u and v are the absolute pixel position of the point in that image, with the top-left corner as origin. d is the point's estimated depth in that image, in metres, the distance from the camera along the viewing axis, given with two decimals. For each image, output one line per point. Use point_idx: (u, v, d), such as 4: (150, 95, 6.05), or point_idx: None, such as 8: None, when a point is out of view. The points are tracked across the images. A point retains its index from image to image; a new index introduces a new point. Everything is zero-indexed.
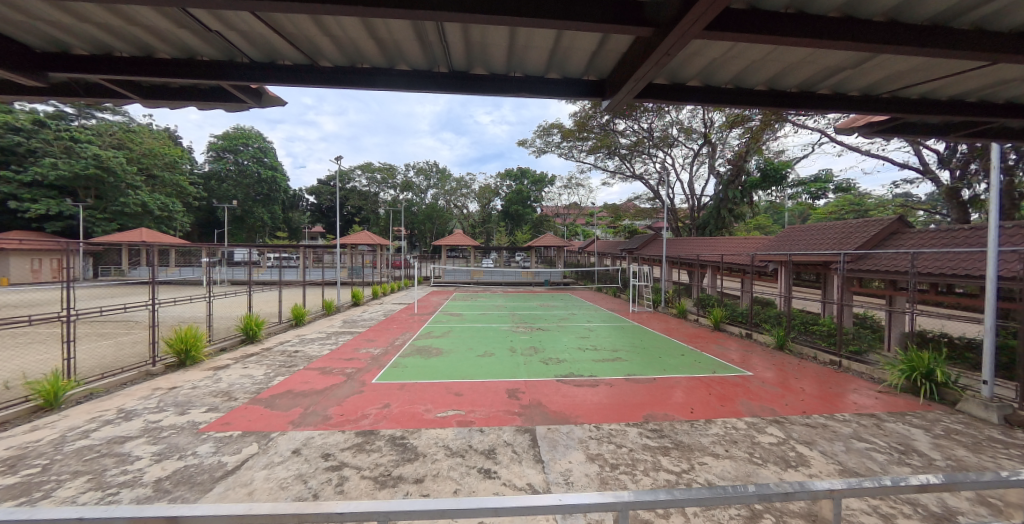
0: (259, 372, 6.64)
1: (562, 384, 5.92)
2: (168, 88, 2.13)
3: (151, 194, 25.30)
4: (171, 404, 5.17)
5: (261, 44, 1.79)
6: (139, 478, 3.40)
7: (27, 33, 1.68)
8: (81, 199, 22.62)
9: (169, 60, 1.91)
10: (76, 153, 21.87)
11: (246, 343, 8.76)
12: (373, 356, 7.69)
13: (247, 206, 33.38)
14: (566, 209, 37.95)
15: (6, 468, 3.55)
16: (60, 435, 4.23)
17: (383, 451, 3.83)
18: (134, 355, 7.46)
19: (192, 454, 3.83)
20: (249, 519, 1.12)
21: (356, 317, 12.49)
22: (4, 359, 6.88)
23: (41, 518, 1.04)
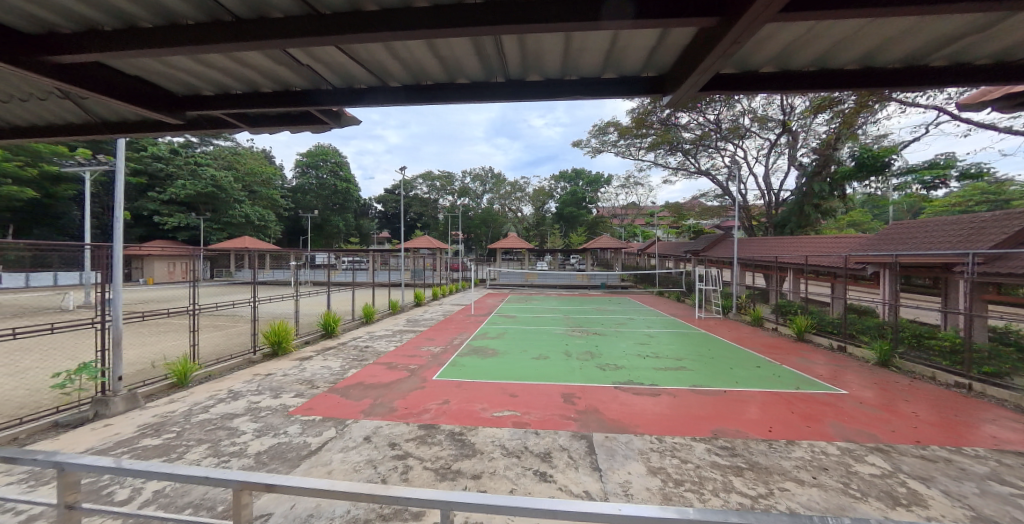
0: (336, 364, 7.33)
1: (620, 391, 5.70)
2: (265, 116, 2.41)
3: (252, 207, 29.26)
4: (268, 388, 5.92)
5: (340, 72, 1.97)
6: (244, 449, 3.92)
7: (170, 81, 2.03)
8: (201, 213, 26.71)
9: (270, 92, 2.18)
10: (199, 175, 25.95)
11: (326, 337, 9.72)
12: (433, 354, 8.07)
13: (326, 215, 37.22)
14: (623, 209, 36.80)
15: (153, 431, 4.34)
16: (188, 408, 5.04)
17: (443, 445, 4.00)
18: (240, 344, 8.66)
19: (283, 432, 4.33)
20: (329, 495, 1.22)
21: (418, 317, 13.27)
22: (149, 343, 8.41)
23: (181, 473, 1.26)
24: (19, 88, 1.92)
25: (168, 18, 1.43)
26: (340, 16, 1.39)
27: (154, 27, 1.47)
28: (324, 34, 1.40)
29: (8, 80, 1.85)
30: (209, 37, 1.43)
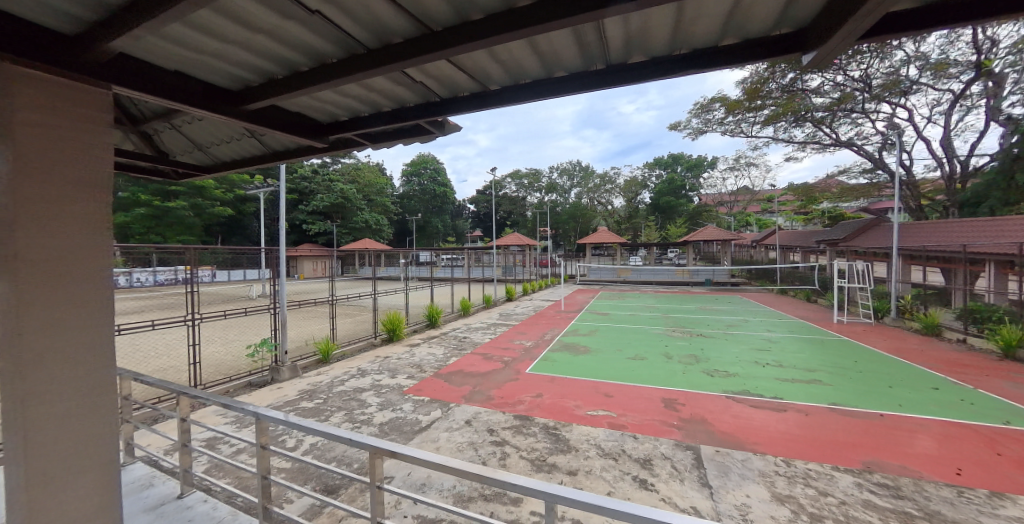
0: (439, 351, 8.08)
1: (732, 401, 5.08)
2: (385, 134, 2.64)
3: (370, 213, 33.85)
4: (387, 368, 6.82)
5: (447, 83, 2.11)
6: (371, 419, 4.59)
7: (318, 114, 2.35)
8: (334, 220, 31.85)
9: (390, 111, 2.40)
10: (332, 189, 30.97)
11: (430, 327, 10.77)
12: (525, 347, 8.29)
13: (427, 217, 41.03)
14: (732, 196, 32.58)
15: (307, 396, 5.38)
16: (329, 381, 6.11)
17: (538, 437, 4.09)
18: (364, 330, 10.15)
19: (399, 408, 4.94)
20: (443, 469, 1.35)
21: (510, 311, 13.77)
22: (301, 327, 10.41)
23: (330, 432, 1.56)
24: (222, 131, 2.43)
25: (317, 59, 1.68)
26: (454, 29, 1.44)
27: (310, 69, 1.74)
28: (445, 49, 1.45)
29: (216, 125, 2.34)
30: (350, 70, 1.63)
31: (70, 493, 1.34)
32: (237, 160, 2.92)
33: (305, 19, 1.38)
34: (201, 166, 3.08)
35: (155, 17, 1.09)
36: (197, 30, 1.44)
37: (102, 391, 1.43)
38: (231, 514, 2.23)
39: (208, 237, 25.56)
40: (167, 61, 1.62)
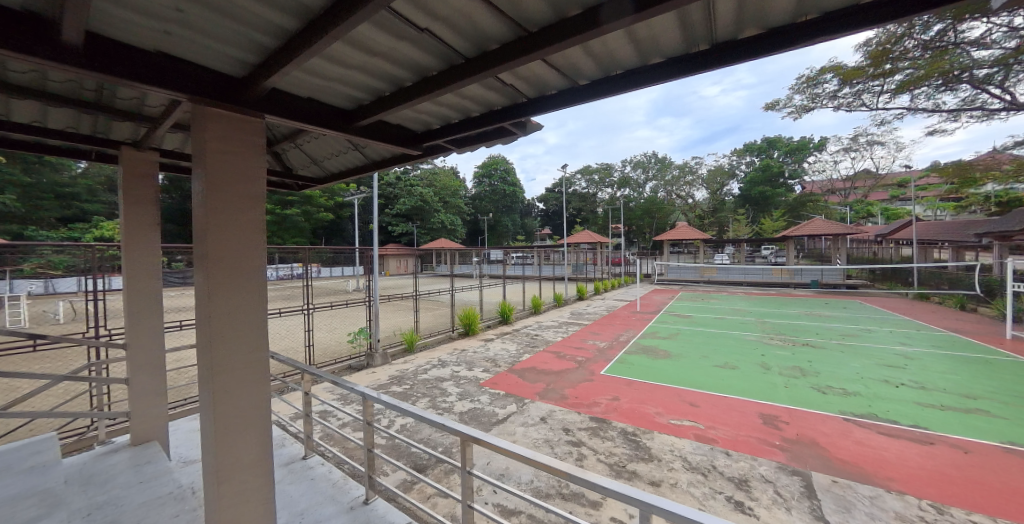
0: (512, 347, 8.26)
1: (853, 425, 4.35)
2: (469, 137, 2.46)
3: (445, 214, 35.93)
4: (464, 361, 7.19)
5: (534, 82, 1.84)
6: (452, 407, 4.90)
7: (411, 122, 2.33)
8: (414, 222, 34.39)
9: (478, 115, 2.23)
10: (412, 193, 33.39)
11: (502, 323, 11.09)
12: (599, 348, 8.07)
13: (497, 217, 42.19)
14: (846, 182, 27.75)
15: (397, 382, 5.94)
16: (414, 369, 6.66)
17: (616, 441, 3.97)
18: (442, 323, 10.85)
19: (477, 399, 5.19)
20: (530, 462, 1.44)
21: (582, 310, 13.53)
22: (388, 318, 11.50)
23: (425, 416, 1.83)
24: (332, 146, 2.78)
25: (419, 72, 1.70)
26: (550, 28, 1.30)
27: (413, 83, 1.73)
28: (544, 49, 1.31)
29: (329, 141, 2.68)
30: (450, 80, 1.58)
31: (243, 450, 1.65)
32: (344, 170, 3.33)
33: (417, 39, 1.39)
34: (316, 179, 3.59)
35: (308, 51, 1.26)
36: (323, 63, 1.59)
37: (253, 367, 1.68)
38: (342, 480, 2.53)
39: (313, 239, 29.49)
40: (302, 89, 1.78)
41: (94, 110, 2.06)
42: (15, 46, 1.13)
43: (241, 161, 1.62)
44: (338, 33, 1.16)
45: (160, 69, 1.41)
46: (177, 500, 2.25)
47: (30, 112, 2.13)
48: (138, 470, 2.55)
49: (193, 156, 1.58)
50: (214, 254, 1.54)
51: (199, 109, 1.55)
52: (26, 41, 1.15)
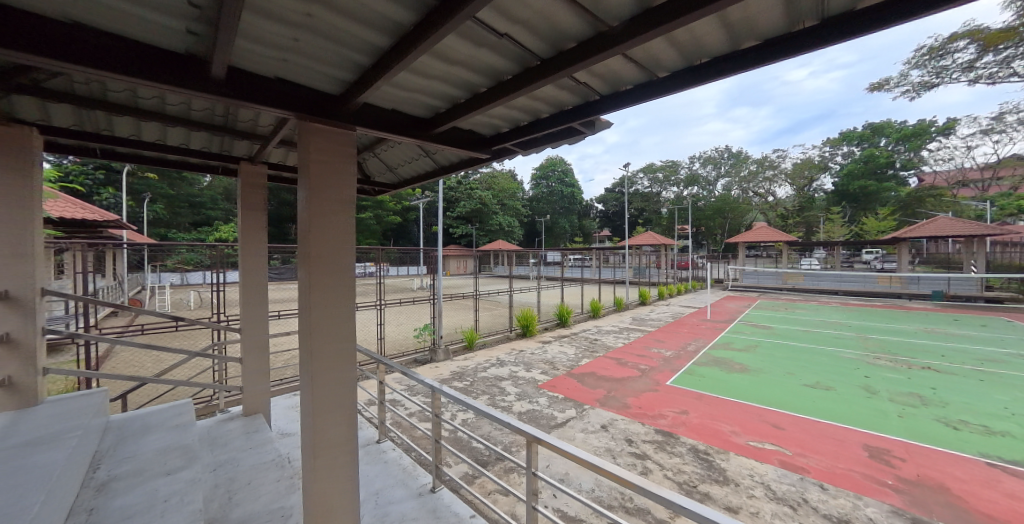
0: (571, 351, 8.16)
1: (995, 471, 3.57)
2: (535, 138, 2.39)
3: (504, 216, 36.62)
4: (522, 361, 7.26)
5: (609, 78, 1.67)
6: (511, 407, 4.98)
7: (480, 127, 2.30)
8: (474, 224, 35.58)
9: (548, 116, 2.11)
10: (472, 196, 34.48)
11: (560, 326, 11.01)
12: (665, 357, 7.62)
13: (555, 218, 41.96)
14: (981, 173, 23.00)
15: (459, 377, 6.20)
16: (474, 366, 6.89)
17: (685, 459, 3.72)
18: (500, 323, 11.08)
19: (536, 401, 5.21)
20: (601, 471, 1.41)
21: (644, 316, 12.91)
22: (450, 316, 12.04)
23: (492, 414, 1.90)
24: (406, 153, 2.99)
25: (495, 78, 1.69)
26: (632, 20, 1.23)
27: (487, 89, 1.78)
28: (621, 42, 1.24)
29: (403, 148, 2.88)
30: (522, 82, 1.57)
31: (335, 431, 1.83)
32: (415, 177, 3.57)
33: (496, 44, 1.40)
34: (390, 184, 3.89)
35: (399, 64, 1.36)
36: (410, 77, 1.67)
37: (340, 361, 1.85)
38: (411, 467, 2.69)
39: (383, 240, 31.90)
40: (386, 101, 1.92)
41: (220, 131, 2.45)
42: (169, 81, 1.40)
43: (337, 172, 1.82)
44: (424, 47, 1.25)
45: (273, 92, 1.63)
46: (278, 467, 2.56)
47: (177, 137, 2.61)
48: (248, 437, 2.96)
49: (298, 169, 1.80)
50: (314, 254, 1.74)
51: (303, 126, 1.77)
52: (177, 75, 1.42)
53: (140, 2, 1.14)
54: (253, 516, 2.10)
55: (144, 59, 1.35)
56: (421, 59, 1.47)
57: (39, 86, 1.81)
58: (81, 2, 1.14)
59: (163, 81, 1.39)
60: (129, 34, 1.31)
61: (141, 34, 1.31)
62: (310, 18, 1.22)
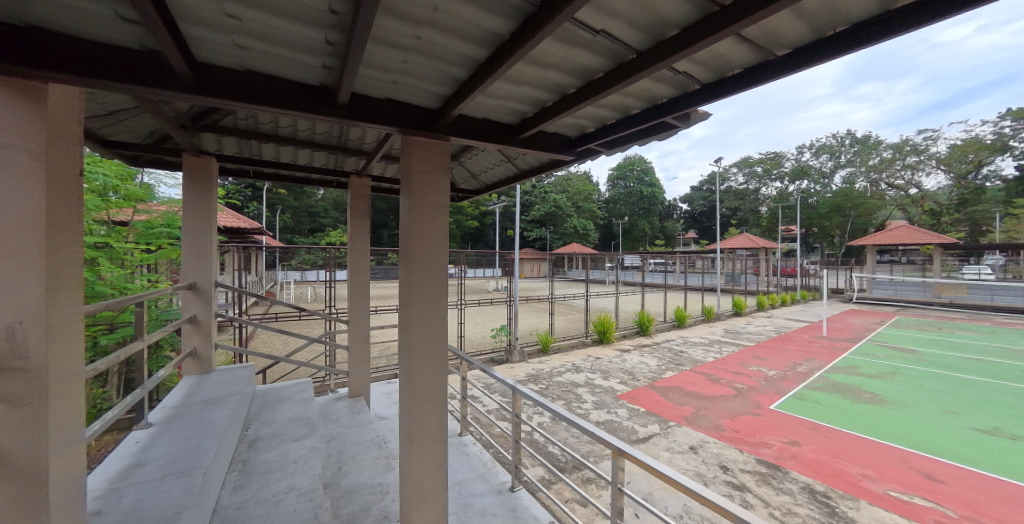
0: (653, 362, 7.66)
1: None
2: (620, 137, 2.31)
3: (579, 218, 36.00)
4: (599, 369, 7.04)
5: (713, 64, 1.53)
6: (588, 415, 4.88)
7: (565, 128, 2.29)
8: (548, 227, 35.62)
9: (638, 112, 2.01)
10: (547, 199, 34.51)
11: (640, 334, 10.45)
12: (766, 377, 6.72)
13: (633, 220, 39.96)
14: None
15: (534, 380, 6.29)
16: (550, 370, 6.90)
17: (796, 498, 3.22)
18: (576, 328, 10.89)
19: (614, 411, 5.02)
20: (697, 496, 1.29)
21: (740, 328, 11.55)
22: (525, 318, 12.21)
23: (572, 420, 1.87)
24: (489, 160, 3.12)
25: (585, 77, 1.67)
26: None
27: (575, 89, 1.77)
28: (730, 24, 1.14)
29: (486, 155, 3.01)
30: (613, 79, 1.53)
31: (427, 420, 1.97)
32: (496, 183, 3.69)
33: (590, 42, 1.39)
34: (473, 191, 4.10)
35: (494, 73, 1.42)
36: (502, 85, 1.73)
37: (432, 357, 1.99)
38: (490, 463, 2.78)
39: (462, 243, 33.66)
40: (477, 111, 2.03)
41: (335, 149, 2.85)
42: (303, 108, 1.67)
43: (433, 180, 1.98)
44: (520, 53, 1.28)
45: (383, 110, 1.84)
46: (375, 447, 2.84)
47: (303, 156, 3.10)
48: (353, 416, 3.35)
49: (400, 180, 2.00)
50: (414, 255, 1.92)
51: (405, 140, 1.95)
52: (310, 103, 1.69)
53: (290, 45, 1.38)
54: (358, 488, 2.36)
55: (287, 92, 1.65)
56: (515, 66, 1.52)
57: (214, 121, 2.35)
58: (250, 52, 1.43)
59: (299, 108, 1.66)
60: (280, 73, 1.60)
61: (286, 72, 1.59)
62: (420, 40, 1.35)
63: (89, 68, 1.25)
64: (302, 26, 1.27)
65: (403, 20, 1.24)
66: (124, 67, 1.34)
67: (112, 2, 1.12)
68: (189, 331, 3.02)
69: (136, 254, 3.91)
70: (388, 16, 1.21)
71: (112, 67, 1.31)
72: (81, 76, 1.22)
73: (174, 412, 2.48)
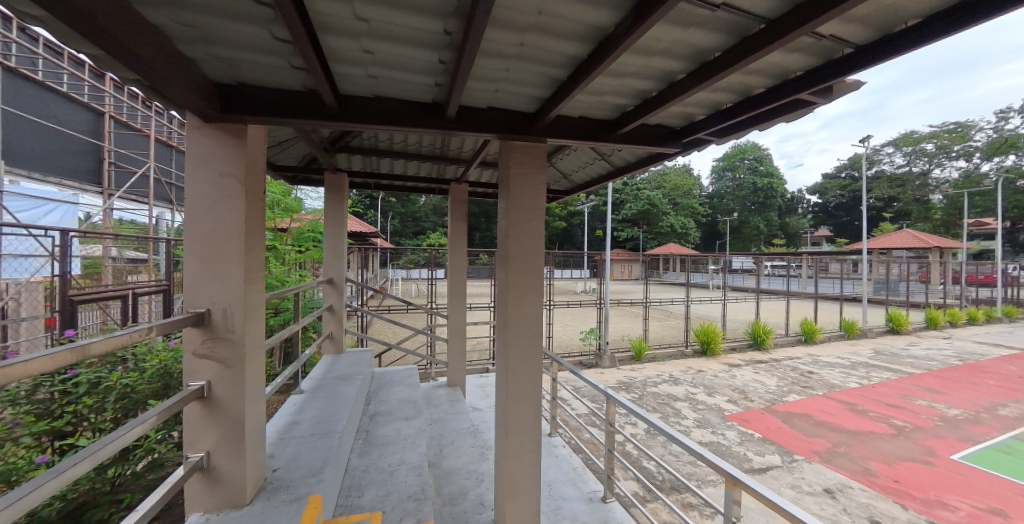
0: (771, 381, 6.69)
1: None
2: (736, 122, 2.06)
3: (677, 216, 33.27)
4: (702, 384, 6.46)
5: (874, 20, 1.24)
6: (688, 433, 4.58)
7: (671, 118, 2.12)
8: (641, 227, 33.65)
9: (762, 92, 1.77)
10: (640, 196, 32.64)
11: (754, 348, 9.25)
12: (940, 416, 5.29)
13: (744, 217, 35.31)
14: None
15: (628, 388, 6.17)
16: (645, 380, 6.63)
17: None
18: (675, 336, 10.11)
19: (722, 433, 4.61)
20: None
21: (897, 350, 9.30)
22: (617, 322, 11.78)
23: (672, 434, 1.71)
24: (581, 158, 3.07)
25: (699, 60, 1.52)
26: None
27: (686, 75, 1.63)
28: None
29: (579, 154, 2.98)
30: (734, 58, 1.37)
31: (522, 416, 2.03)
32: (588, 182, 3.61)
33: (706, 21, 1.26)
34: (564, 191, 4.09)
35: (598, 67, 1.39)
36: (604, 80, 1.68)
37: (528, 356, 2.04)
38: (581, 469, 2.72)
39: (551, 243, 33.96)
40: (575, 109, 2.01)
41: (439, 158, 3.13)
42: (417, 124, 1.87)
43: (530, 182, 2.03)
44: (627, 43, 1.23)
45: (485, 118, 1.95)
46: (471, 435, 3.02)
47: (413, 167, 3.47)
48: (452, 403, 3.63)
49: (499, 184, 2.10)
50: (512, 256, 2.00)
51: (504, 144, 2.04)
52: (423, 119, 1.88)
53: (410, 68, 1.55)
54: (456, 471, 2.54)
55: (406, 111, 1.86)
56: (620, 58, 1.46)
57: (346, 142, 2.79)
58: (380, 80, 1.66)
59: (414, 125, 1.86)
60: (400, 96, 1.82)
61: (405, 94, 1.80)
62: (522, 46, 1.40)
63: (271, 109, 1.66)
64: (421, 50, 1.41)
65: (508, 29, 1.29)
66: (290, 105, 1.71)
67: (286, 53, 1.41)
68: (327, 317, 3.61)
69: (292, 254, 4.87)
70: (494, 27, 1.28)
71: (283, 107, 1.69)
72: (266, 117, 1.63)
73: (318, 384, 3.01)
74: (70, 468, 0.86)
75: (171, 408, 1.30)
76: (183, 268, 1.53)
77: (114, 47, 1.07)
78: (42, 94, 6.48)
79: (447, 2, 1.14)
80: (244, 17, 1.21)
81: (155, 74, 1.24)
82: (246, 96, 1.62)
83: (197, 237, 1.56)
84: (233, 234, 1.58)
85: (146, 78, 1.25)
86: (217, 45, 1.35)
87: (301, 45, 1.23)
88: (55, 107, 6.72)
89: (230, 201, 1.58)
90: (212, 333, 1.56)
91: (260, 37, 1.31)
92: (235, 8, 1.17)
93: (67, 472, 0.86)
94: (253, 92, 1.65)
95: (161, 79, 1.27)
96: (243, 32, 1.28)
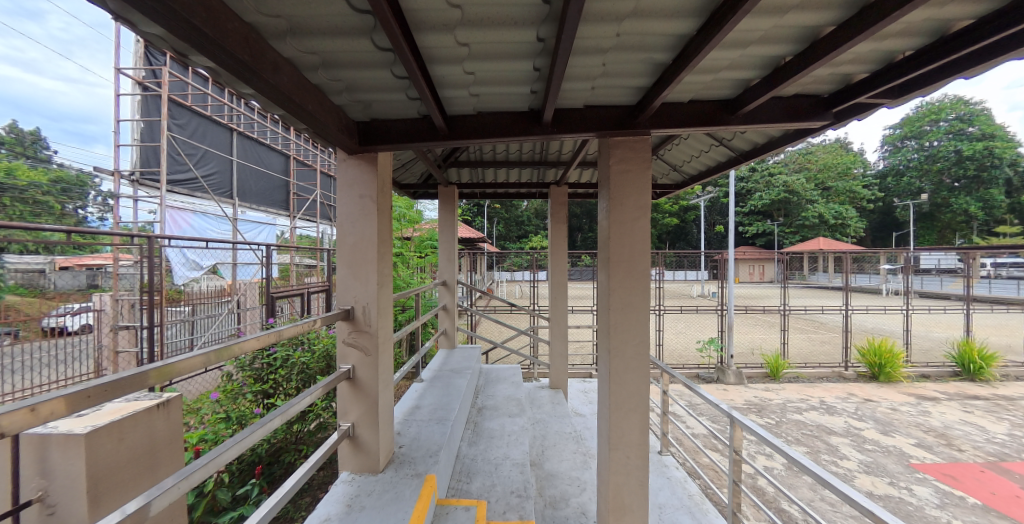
0: (991, 427, 4.89)
1: None
2: (924, 75, 1.55)
3: (830, 203, 26.99)
4: (870, 417, 5.12)
5: None
6: (850, 477, 3.68)
7: (817, 83, 1.71)
8: (778, 218, 28.29)
9: (971, 26, 1.29)
10: (774, 182, 27.62)
11: (961, 379, 6.88)
12: None
13: (943, 197, 26.52)
14: None
15: (759, 411, 5.28)
16: (784, 403, 5.59)
17: None
18: (829, 352, 8.22)
19: (906, 488, 3.55)
20: None
21: None
22: (747, 332, 10.17)
23: (826, 481, 1.35)
24: (695, 146, 2.72)
25: (860, 5, 1.19)
26: None
27: (837, 26, 1.30)
28: None
29: (691, 143, 2.66)
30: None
31: (629, 428, 1.90)
32: (703, 172, 3.21)
33: None
34: (675, 184, 3.72)
35: (711, 43, 1.21)
36: (719, 56, 1.47)
37: (632, 365, 1.90)
38: (698, 497, 2.41)
39: (661, 242, 31.28)
40: (686, 94, 1.79)
41: (538, 163, 3.17)
42: (517, 133, 1.92)
43: (634, 179, 1.88)
44: (747, 8, 1.04)
45: (585, 117, 1.89)
46: (574, 441, 2.97)
47: (514, 174, 3.60)
48: (554, 405, 3.64)
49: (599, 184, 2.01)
50: (614, 259, 1.89)
51: (604, 142, 1.94)
52: (522, 128, 1.92)
53: (509, 81, 1.60)
54: (559, 475, 2.53)
55: (506, 122, 1.94)
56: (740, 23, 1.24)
57: (455, 157, 3.05)
58: (481, 97, 1.76)
59: (514, 134, 1.92)
60: (500, 108, 1.90)
61: (504, 105, 1.87)
62: (619, 36, 1.31)
63: (395, 137, 1.92)
64: (517, 61, 1.44)
65: (603, 21, 1.22)
66: (409, 130, 1.94)
67: (404, 87, 1.61)
68: (442, 315, 4.01)
69: (414, 259, 5.59)
70: (588, 23, 1.23)
71: (404, 133, 1.94)
72: (391, 144, 1.90)
73: (435, 374, 3.38)
74: (272, 420, 1.18)
75: (329, 385, 1.61)
76: (336, 274, 1.89)
77: (292, 107, 1.40)
78: (256, 147, 8.88)
79: (538, 9, 1.14)
80: (371, 64, 1.43)
81: (317, 123, 1.56)
82: (378, 129, 1.92)
83: (345, 247, 1.90)
84: (369, 245, 1.88)
85: (311, 127, 1.59)
86: (355, 90, 1.62)
87: (414, 78, 1.39)
88: (264, 155, 9.14)
89: (367, 216, 1.88)
90: (357, 326, 1.87)
91: (384, 79, 1.53)
92: (365, 58, 1.39)
93: (271, 423, 1.18)
94: (383, 125, 1.94)
95: (320, 127, 1.59)
96: (373, 76, 1.51)
